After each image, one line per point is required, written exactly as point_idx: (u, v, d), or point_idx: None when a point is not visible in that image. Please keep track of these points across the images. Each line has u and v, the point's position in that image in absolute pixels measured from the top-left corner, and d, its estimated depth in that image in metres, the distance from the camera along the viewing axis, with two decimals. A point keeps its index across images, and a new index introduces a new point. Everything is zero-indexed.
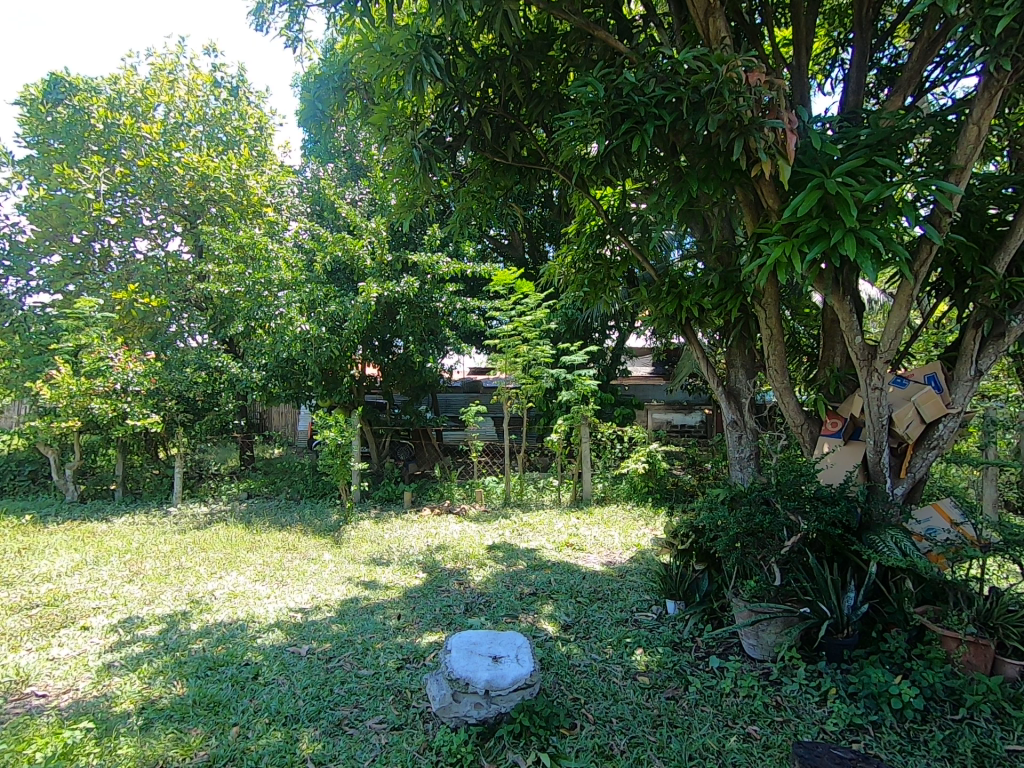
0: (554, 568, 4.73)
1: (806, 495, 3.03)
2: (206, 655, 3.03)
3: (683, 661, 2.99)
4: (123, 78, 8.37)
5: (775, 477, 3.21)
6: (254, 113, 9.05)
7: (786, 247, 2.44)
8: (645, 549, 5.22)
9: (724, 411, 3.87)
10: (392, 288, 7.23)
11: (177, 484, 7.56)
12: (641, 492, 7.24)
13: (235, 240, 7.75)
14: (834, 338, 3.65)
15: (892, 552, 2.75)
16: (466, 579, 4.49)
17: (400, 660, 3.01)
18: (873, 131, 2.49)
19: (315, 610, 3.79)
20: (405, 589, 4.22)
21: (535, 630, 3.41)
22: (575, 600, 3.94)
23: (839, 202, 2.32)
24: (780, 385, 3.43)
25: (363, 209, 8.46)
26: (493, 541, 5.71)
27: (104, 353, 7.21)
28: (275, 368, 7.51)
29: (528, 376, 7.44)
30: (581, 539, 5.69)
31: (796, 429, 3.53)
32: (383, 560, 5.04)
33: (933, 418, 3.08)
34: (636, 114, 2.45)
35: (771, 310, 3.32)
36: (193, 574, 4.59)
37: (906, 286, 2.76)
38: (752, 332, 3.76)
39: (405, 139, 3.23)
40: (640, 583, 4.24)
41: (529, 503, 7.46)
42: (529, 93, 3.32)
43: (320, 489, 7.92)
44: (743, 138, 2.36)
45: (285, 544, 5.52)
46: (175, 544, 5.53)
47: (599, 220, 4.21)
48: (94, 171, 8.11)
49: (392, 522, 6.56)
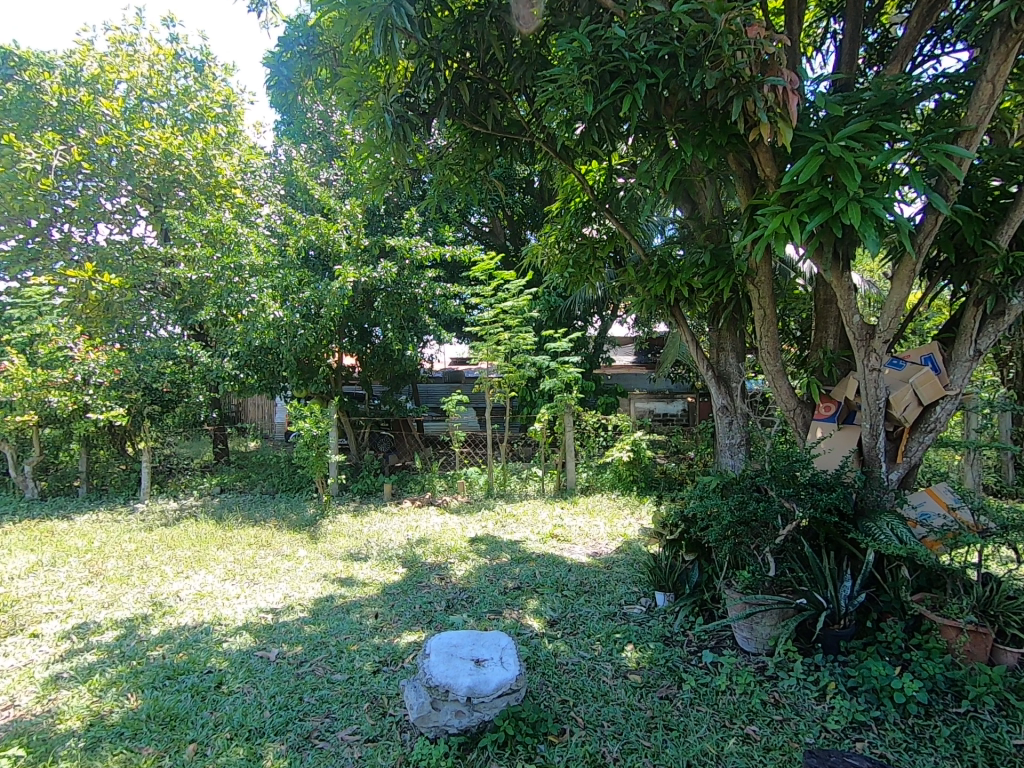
0: (539, 560, 4.57)
1: (801, 482, 2.95)
2: (166, 663, 2.81)
3: (675, 657, 2.85)
4: (78, 52, 7.83)
5: (769, 463, 3.11)
6: (222, 90, 8.75)
7: (784, 219, 2.29)
8: (631, 539, 5.12)
9: (714, 396, 3.74)
10: (369, 272, 6.99)
11: (144, 479, 7.24)
12: (626, 481, 7.15)
13: (203, 224, 7.42)
14: (827, 320, 3.51)
15: (889, 539, 2.66)
16: (447, 573, 4.33)
17: (376, 663, 2.83)
18: (878, 93, 2.33)
19: (287, 611, 3.58)
20: (383, 586, 4.03)
21: (521, 626, 3.26)
22: (561, 593, 3.79)
23: (842, 168, 2.17)
24: (773, 368, 3.29)
25: (338, 192, 8.20)
26: (475, 533, 5.55)
27: (62, 343, 6.85)
28: (249, 357, 7.24)
29: (511, 365, 7.24)
30: (566, 530, 5.55)
31: (789, 414, 3.40)
32: (361, 555, 4.85)
33: (930, 401, 2.97)
34: (627, 72, 2.26)
35: (764, 289, 3.18)
36: (158, 574, 4.35)
37: (909, 260, 2.61)
38: (743, 314, 3.62)
39: (376, 103, 2.94)
40: (628, 574, 4.11)
41: (512, 494, 7.30)
42: (509, 53, 3.06)
43: (296, 482, 7.64)
44: (741, 98, 2.18)
45: (258, 540, 5.30)
46: (140, 542, 5.25)
47: (584, 197, 4.03)
48: (47, 147, 7.61)
49: (371, 516, 6.35)
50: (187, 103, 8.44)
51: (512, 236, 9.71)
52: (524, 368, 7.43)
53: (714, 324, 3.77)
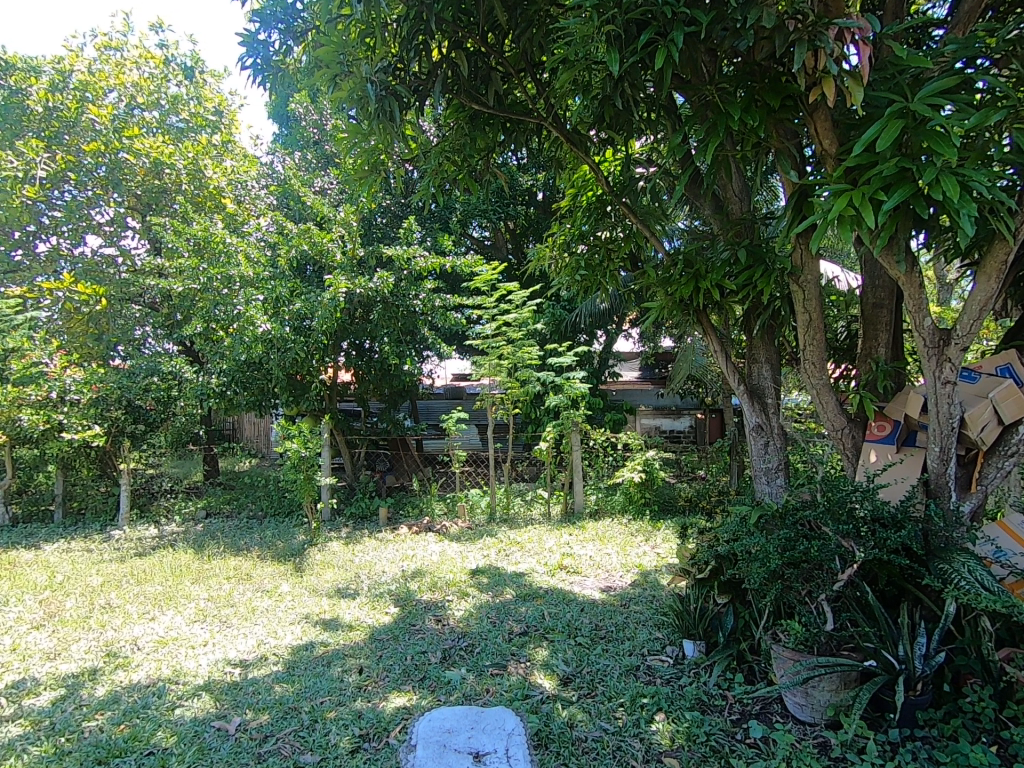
0: (547, 598, 4.07)
1: (861, 517, 2.49)
2: (101, 740, 2.37)
3: (717, 732, 2.37)
4: (67, 58, 7.57)
5: (821, 492, 2.66)
6: (214, 98, 8.55)
7: (855, 198, 1.89)
8: (649, 571, 4.63)
9: (746, 414, 3.27)
10: (363, 283, 6.60)
11: (123, 503, 6.76)
12: (638, 504, 6.66)
13: (191, 233, 7.08)
14: (877, 326, 3.07)
15: (974, 586, 2.22)
16: (444, 613, 3.84)
17: (356, 738, 2.38)
18: (963, 44, 1.93)
19: (258, 664, 3.10)
20: (371, 630, 3.54)
21: (529, 687, 2.77)
22: (573, 641, 3.30)
23: (927, 134, 1.78)
24: (819, 381, 2.86)
25: (332, 200, 7.89)
26: (476, 564, 5.06)
27: (37, 359, 6.38)
28: (236, 373, 6.82)
29: (514, 380, 6.83)
30: (575, 560, 5.05)
31: (836, 435, 2.95)
32: (350, 591, 4.37)
33: (1013, 420, 2.52)
34: (660, 18, 1.85)
35: (811, 289, 2.75)
36: (121, 615, 3.89)
37: (997, 251, 2.18)
38: (779, 321, 3.19)
39: (358, 71, 2.51)
40: (648, 616, 3.62)
41: (517, 519, 6.76)
42: (513, 17, 2.68)
43: (285, 507, 7.15)
44: (806, 44, 1.77)
45: (238, 573, 4.82)
46: (109, 576, 4.77)
47: (597, 190, 3.64)
48: (33, 155, 7.23)
49: (364, 543, 5.85)
50: (179, 111, 8.22)
51: (513, 248, 9.47)
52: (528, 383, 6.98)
53: (745, 332, 3.34)
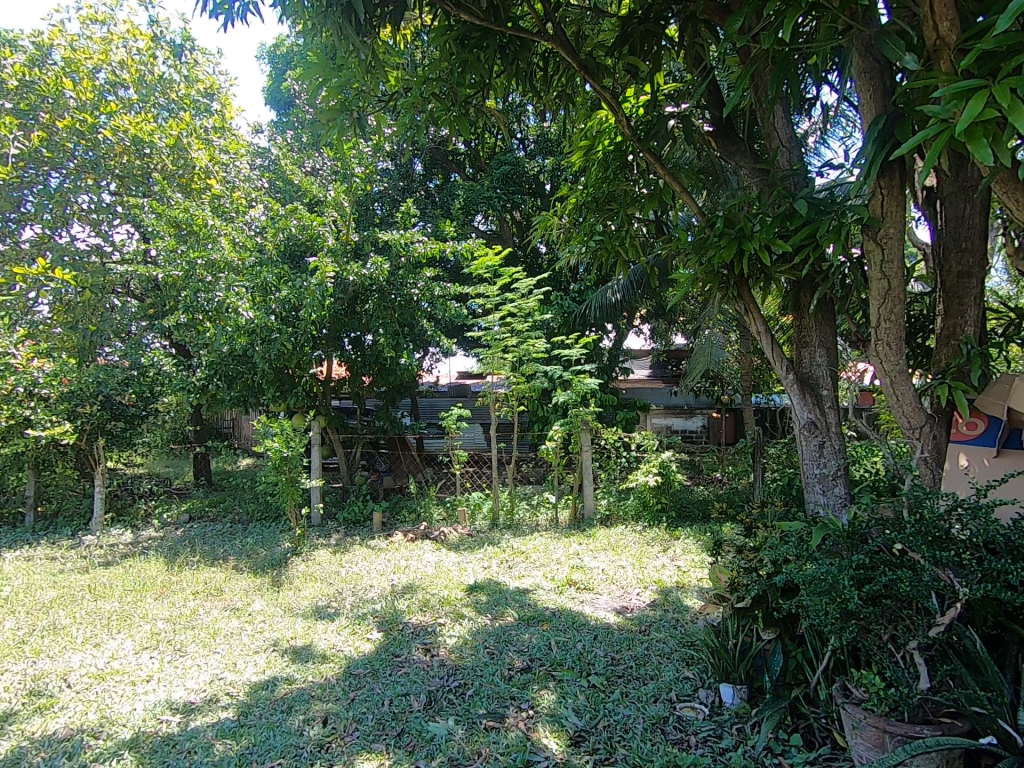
0: (554, 622, 3.50)
1: (962, 541, 1.91)
2: None
3: None
4: (47, 32, 7.07)
5: (908, 508, 2.06)
6: (205, 78, 8.07)
7: (1000, 96, 1.30)
8: (670, 589, 4.05)
9: (797, 409, 2.70)
10: (357, 269, 6.05)
11: (96, 505, 6.29)
12: (653, 510, 6.07)
13: (171, 215, 6.56)
14: (963, 301, 2.48)
15: None
16: (435, 641, 3.28)
17: None
18: None
19: (207, 708, 2.57)
20: (346, 664, 3.00)
21: (531, 750, 2.22)
22: (586, 682, 2.73)
23: None
24: (895, 367, 2.29)
25: (324, 180, 7.34)
26: (475, 579, 4.47)
27: (5, 348, 5.87)
28: (219, 366, 6.27)
29: (519, 376, 6.25)
30: (586, 574, 4.47)
31: (914, 434, 2.38)
32: (330, 611, 3.83)
33: None
34: None
35: (893, 249, 2.16)
36: (62, 639, 3.36)
37: None
38: (841, 295, 2.61)
39: None
40: (674, 647, 3.07)
41: (521, 526, 6.19)
42: None
43: (271, 511, 6.62)
44: None
45: (207, 588, 4.28)
46: (64, 590, 4.25)
47: (616, 137, 3.04)
48: (5, 132, 6.75)
49: (353, 553, 5.30)
50: (167, 91, 7.76)
51: (519, 235, 8.91)
52: (534, 378, 6.41)
53: (794, 310, 2.77)
